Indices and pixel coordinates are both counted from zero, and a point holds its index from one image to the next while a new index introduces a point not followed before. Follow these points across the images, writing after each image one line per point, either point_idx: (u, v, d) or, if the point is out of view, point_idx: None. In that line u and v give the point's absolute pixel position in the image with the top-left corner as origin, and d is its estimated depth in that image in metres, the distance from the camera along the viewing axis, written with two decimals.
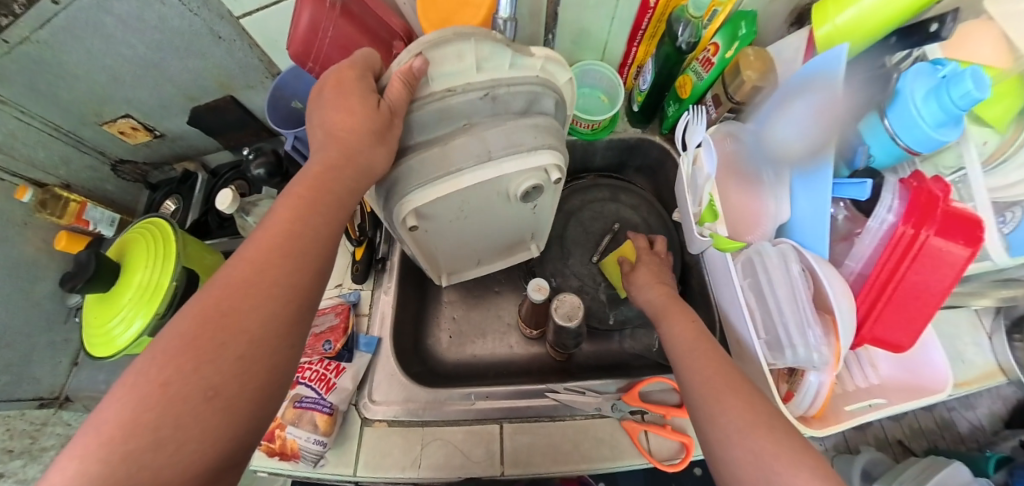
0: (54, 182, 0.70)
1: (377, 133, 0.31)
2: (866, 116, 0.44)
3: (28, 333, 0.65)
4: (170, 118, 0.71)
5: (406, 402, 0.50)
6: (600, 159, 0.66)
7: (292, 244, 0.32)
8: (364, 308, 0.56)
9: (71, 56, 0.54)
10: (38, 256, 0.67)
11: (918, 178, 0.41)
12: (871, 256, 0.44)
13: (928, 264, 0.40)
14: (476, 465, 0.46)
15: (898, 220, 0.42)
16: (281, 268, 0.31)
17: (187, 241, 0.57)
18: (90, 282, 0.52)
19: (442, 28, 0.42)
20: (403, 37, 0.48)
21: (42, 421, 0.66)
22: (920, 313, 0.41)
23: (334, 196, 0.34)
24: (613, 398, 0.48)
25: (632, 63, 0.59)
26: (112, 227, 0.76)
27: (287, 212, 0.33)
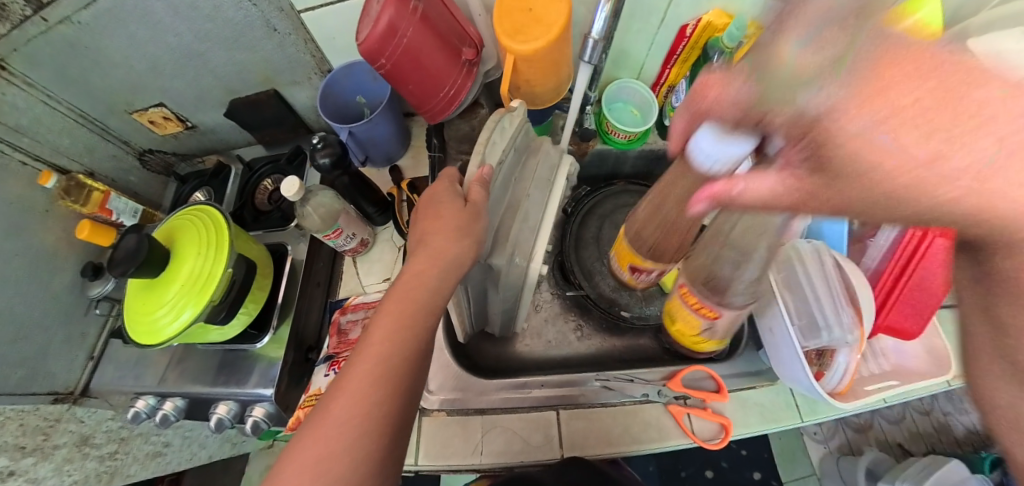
0: (77, 169, 0.67)
1: (467, 230, 0.33)
2: None
3: (46, 325, 0.63)
4: (204, 110, 0.70)
5: (461, 392, 0.51)
6: (630, 168, 0.72)
7: (381, 367, 0.33)
8: None
9: (109, 40, 0.53)
10: (59, 246, 0.65)
11: (923, 189, 0.48)
12: (886, 253, 0.50)
13: (928, 260, 0.48)
14: (537, 450, 0.47)
15: (904, 223, 0.50)
16: (371, 396, 0.32)
17: (234, 232, 0.56)
18: (140, 269, 0.51)
19: (514, 37, 0.45)
20: (473, 44, 0.51)
21: (55, 418, 0.63)
22: (928, 304, 0.48)
23: (427, 301, 0.35)
24: (658, 384, 0.49)
25: (664, 83, 0.64)
26: (134, 218, 0.73)
27: (383, 326, 0.34)
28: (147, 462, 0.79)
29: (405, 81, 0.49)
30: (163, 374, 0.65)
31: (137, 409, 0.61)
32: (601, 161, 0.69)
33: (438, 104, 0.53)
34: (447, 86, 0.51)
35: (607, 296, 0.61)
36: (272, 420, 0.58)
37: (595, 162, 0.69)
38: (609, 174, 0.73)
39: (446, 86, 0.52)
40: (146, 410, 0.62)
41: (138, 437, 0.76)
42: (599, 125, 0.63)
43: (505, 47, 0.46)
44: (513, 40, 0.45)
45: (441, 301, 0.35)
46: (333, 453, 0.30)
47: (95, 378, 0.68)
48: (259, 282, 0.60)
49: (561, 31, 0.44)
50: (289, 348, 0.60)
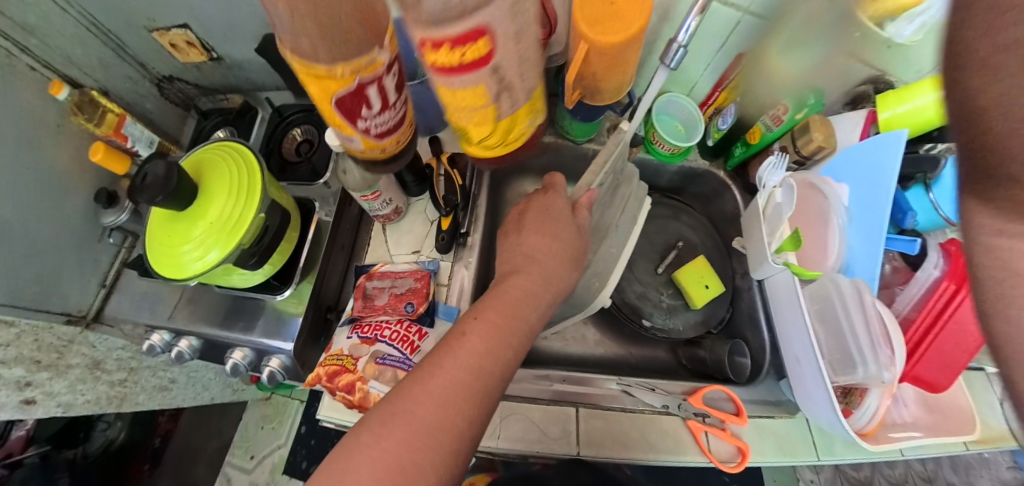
0: (91, 85, 0.63)
1: (573, 258, 0.45)
2: (911, 188, 0.55)
3: (59, 246, 0.61)
4: (234, 43, 0.65)
5: None
6: (665, 181, 0.71)
7: (475, 382, 0.34)
8: (444, 278, 0.60)
9: None
10: (71, 166, 0.62)
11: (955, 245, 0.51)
12: (918, 301, 0.52)
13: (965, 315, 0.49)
14: (554, 442, 0.48)
15: (943, 275, 0.51)
16: (463, 408, 0.33)
17: (269, 180, 0.56)
18: (168, 198, 0.49)
19: (592, 26, 0.42)
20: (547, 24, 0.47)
21: (68, 339, 0.63)
22: (956, 358, 0.49)
23: (526, 320, 0.40)
24: (678, 398, 0.51)
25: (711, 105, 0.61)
26: (149, 149, 0.69)
27: (477, 340, 0.36)
28: (154, 394, 0.82)
29: None
30: (173, 310, 0.64)
31: (152, 342, 0.62)
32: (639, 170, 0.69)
33: None
34: None
35: (631, 303, 0.63)
36: (287, 373, 0.61)
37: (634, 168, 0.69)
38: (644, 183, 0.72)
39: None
40: (162, 345, 0.62)
41: (146, 369, 0.77)
42: (645, 134, 0.61)
43: (580, 36, 0.43)
44: (591, 29, 0.42)
45: (530, 315, 0.40)
46: (418, 459, 0.30)
47: (108, 305, 0.68)
48: (286, 235, 0.60)
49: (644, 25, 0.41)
50: (309, 306, 0.61)
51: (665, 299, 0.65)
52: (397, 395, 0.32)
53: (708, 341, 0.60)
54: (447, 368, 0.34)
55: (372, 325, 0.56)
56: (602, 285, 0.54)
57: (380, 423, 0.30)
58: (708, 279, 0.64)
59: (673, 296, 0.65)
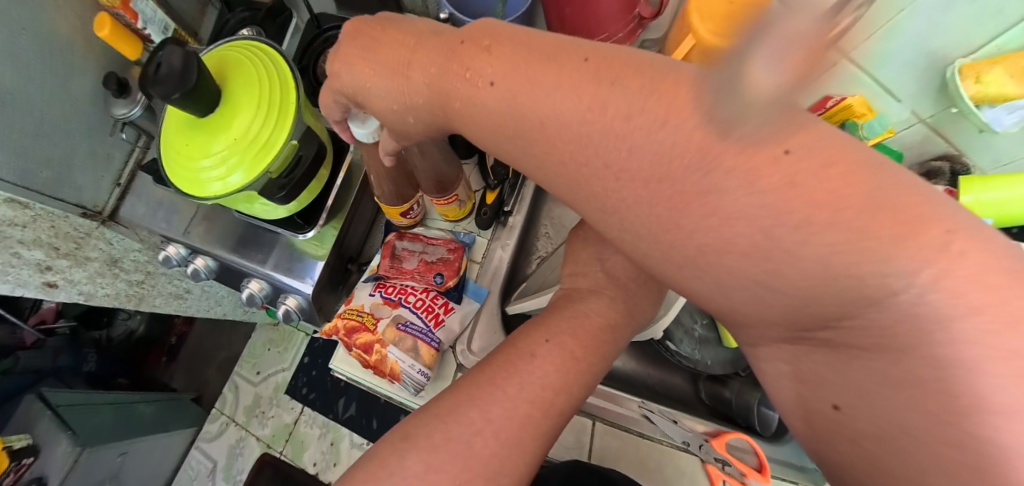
0: None
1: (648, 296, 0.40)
2: None
3: (69, 132, 0.56)
4: None
5: None
6: None
7: (542, 413, 0.31)
8: (477, 256, 0.57)
9: None
10: (73, 38, 0.55)
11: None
12: None
13: None
14: (570, 448, 0.54)
15: None
16: (524, 436, 0.30)
17: (304, 102, 0.49)
18: (187, 101, 0.42)
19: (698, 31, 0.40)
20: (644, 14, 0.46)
21: (85, 232, 0.61)
22: None
23: (601, 353, 0.35)
24: (701, 439, 0.50)
25: None
26: (162, 35, 0.60)
27: (552, 369, 0.32)
28: (171, 300, 0.83)
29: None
30: (189, 225, 0.61)
31: (168, 254, 0.61)
32: None
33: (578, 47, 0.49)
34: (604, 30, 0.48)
35: None
36: (302, 314, 0.60)
37: None
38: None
39: (601, 33, 0.49)
40: (178, 259, 0.61)
41: (162, 275, 0.77)
42: None
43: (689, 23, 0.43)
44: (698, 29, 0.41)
45: (602, 348, 0.36)
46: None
47: (124, 206, 0.64)
48: (317, 170, 0.54)
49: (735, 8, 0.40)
50: (331, 252, 0.59)
51: (699, 330, 0.58)
52: (446, 410, 0.30)
53: (736, 384, 0.57)
54: (511, 401, 0.30)
55: (396, 287, 0.53)
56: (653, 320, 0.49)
57: (429, 451, 0.28)
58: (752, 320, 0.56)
59: (708, 328, 0.58)
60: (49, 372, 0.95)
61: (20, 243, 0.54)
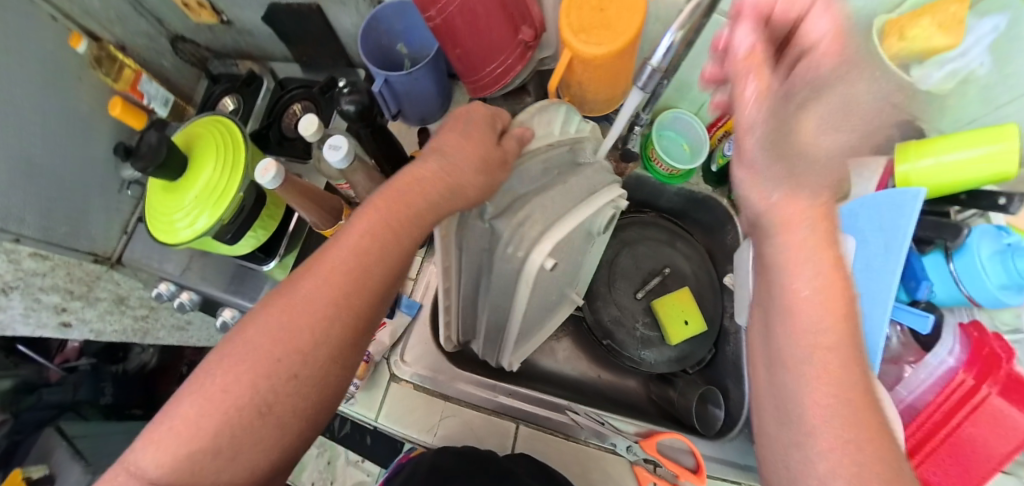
0: (108, 39, 0.66)
1: (488, 167, 0.37)
2: (932, 253, 0.51)
3: (87, 190, 0.69)
4: (244, 5, 0.63)
5: (433, 372, 0.60)
6: (666, 202, 0.70)
7: (360, 263, 0.33)
8: (412, 273, 0.64)
9: None
10: (93, 116, 0.68)
11: (977, 328, 0.48)
12: (924, 393, 0.50)
13: (985, 421, 0.45)
14: (489, 438, 0.57)
15: (958, 365, 0.48)
16: (343, 285, 0.32)
17: (254, 155, 0.61)
18: (159, 169, 0.54)
19: (577, 35, 0.44)
20: (533, 25, 0.50)
21: (94, 276, 0.71)
22: (968, 470, 0.46)
23: (422, 209, 0.35)
24: (628, 440, 0.54)
25: (722, 127, 0.58)
26: (166, 107, 0.72)
27: (366, 219, 0.34)
28: (174, 331, 0.94)
29: (454, 44, 0.49)
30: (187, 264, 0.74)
31: (160, 291, 0.70)
32: (641, 185, 0.68)
33: (482, 74, 0.54)
34: (491, 64, 0.52)
35: (605, 324, 0.67)
36: None
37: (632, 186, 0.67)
38: (647, 197, 0.70)
39: (493, 62, 0.52)
40: (168, 294, 0.71)
41: (165, 309, 0.88)
42: (647, 150, 0.60)
43: (567, 43, 0.44)
44: (575, 39, 0.44)
45: (435, 215, 0.35)
46: None
47: (129, 249, 0.76)
48: (271, 210, 0.64)
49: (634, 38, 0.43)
50: None
51: (638, 331, 0.67)
52: (280, 324, 0.31)
53: (682, 383, 0.63)
54: (328, 256, 0.33)
55: None
56: (531, 238, 0.39)
57: (278, 314, 0.31)
58: (689, 314, 0.66)
59: (649, 324, 0.68)
60: (69, 406, 0.99)
61: (41, 289, 0.61)
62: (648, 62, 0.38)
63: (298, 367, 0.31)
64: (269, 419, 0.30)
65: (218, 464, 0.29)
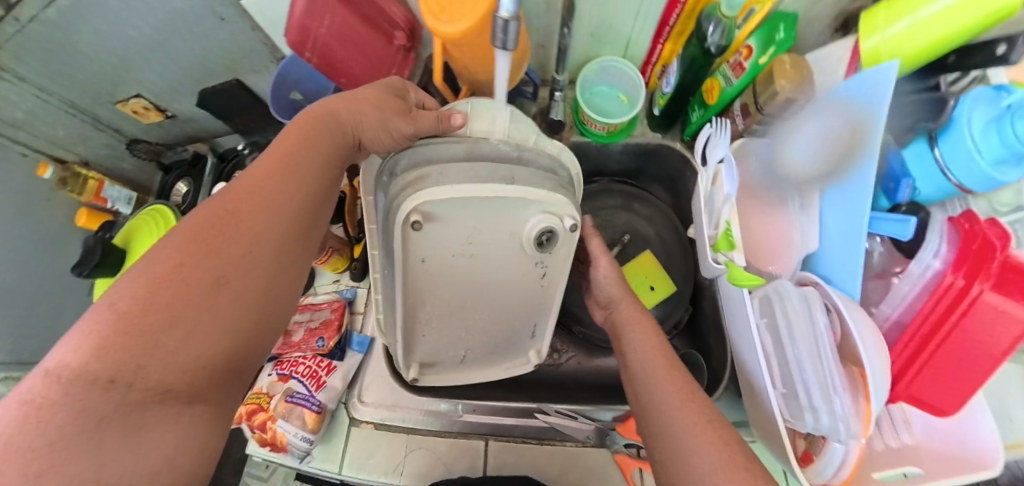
0: (73, 159, 0.73)
1: (383, 110, 0.38)
2: (913, 143, 0.40)
3: None
4: (182, 100, 0.71)
5: (393, 406, 0.57)
6: (615, 162, 0.65)
7: (272, 196, 0.33)
8: (359, 307, 0.61)
9: (79, 37, 0.53)
10: None
11: (969, 219, 0.34)
12: (912, 306, 0.37)
13: (982, 322, 0.32)
14: (457, 462, 0.56)
15: (946, 267, 0.34)
16: (259, 218, 0.32)
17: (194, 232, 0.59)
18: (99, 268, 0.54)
19: (441, 17, 0.38)
20: (403, 28, 0.46)
21: None
22: (970, 381, 0.33)
23: (322, 142, 0.36)
24: (605, 428, 0.56)
25: (657, 62, 0.54)
26: (128, 205, 0.81)
27: (273, 155, 0.34)
28: None
29: (336, 74, 0.47)
30: None
31: None
32: (582, 154, 0.62)
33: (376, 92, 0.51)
34: (379, 75, 0.49)
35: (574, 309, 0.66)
36: None
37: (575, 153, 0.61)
38: (594, 167, 0.66)
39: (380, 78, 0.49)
40: None
41: None
42: (578, 114, 0.54)
43: (431, 30, 0.38)
44: (438, 21, 0.37)
45: (337, 151, 0.37)
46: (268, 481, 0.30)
47: None
48: None
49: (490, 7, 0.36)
50: None
51: None
52: (231, 207, 0.31)
53: None
54: (240, 189, 0.33)
55: (289, 361, 0.56)
56: (408, 191, 0.36)
57: (188, 236, 0.29)
58: (655, 281, 0.65)
59: None
60: None
61: None
62: (497, 14, 0.30)
63: (211, 286, 0.29)
64: (228, 291, 0.29)
65: (159, 359, 0.25)
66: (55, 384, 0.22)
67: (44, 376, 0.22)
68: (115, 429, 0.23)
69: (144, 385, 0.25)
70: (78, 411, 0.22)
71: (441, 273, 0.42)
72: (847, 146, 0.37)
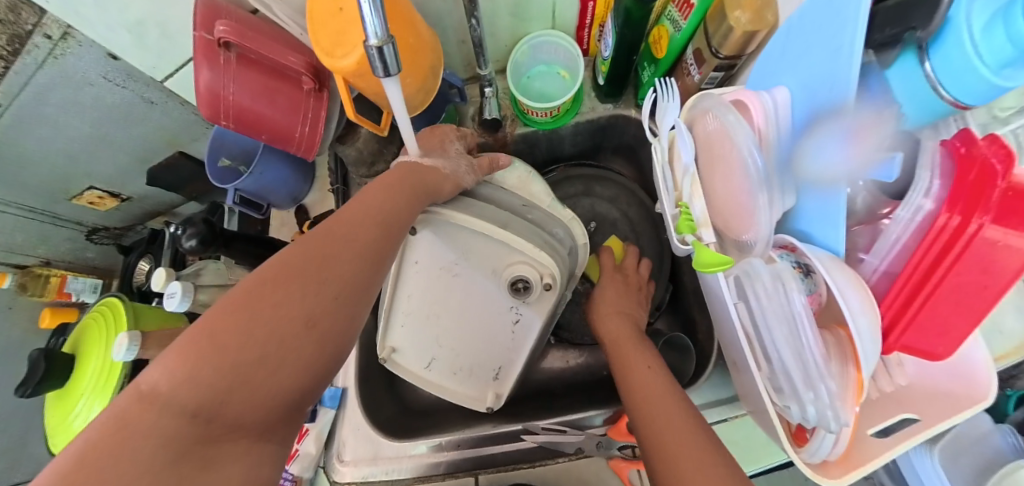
0: (35, 261, 0.73)
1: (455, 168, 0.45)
2: (898, 56, 0.29)
3: None
4: (133, 183, 0.71)
5: (375, 459, 0.51)
6: (570, 145, 0.62)
7: (361, 231, 0.35)
8: None
9: (25, 144, 0.56)
10: None
11: (967, 140, 0.26)
12: (899, 253, 0.31)
13: (979, 263, 0.26)
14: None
15: (938, 206, 0.27)
16: (344, 249, 0.33)
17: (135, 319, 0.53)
18: (43, 382, 0.52)
19: (335, 53, 0.36)
20: (308, 72, 0.43)
21: None
22: (968, 320, 0.29)
23: (410, 188, 0.40)
24: (597, 436, 0.50)
25: (592, 23, 0.48)
26: (95, 293, 0.80)
27: (376, 188, 0.38)
28: None
29: (256, 132, 0.45)
30: None
31: None
32: (531, 145, 0.60)
33: (302, 142, 0.48)
34: (298, 123, 0.46)
35: None
36: None
37: (524, 146, 0.59)
38: (547, 155, 0.64)
39: (298, 125, 0.46)
40: None
41: None
42: (518, 105, 0.51)
43: (330, 69, 0.37)
44: (334, 59, 0.36)
45: (420, 196, 0.41)
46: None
47: None
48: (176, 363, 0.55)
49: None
50: None
51: None
52: (312, 256, 0.31)
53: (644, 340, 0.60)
54: (348, 214, 0.35)
55: None
56: (430, 215, 0.45)
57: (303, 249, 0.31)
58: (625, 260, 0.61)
59: None
60: None
61: None
62: (367, 43, 0.25)
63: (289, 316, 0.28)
64: (314, 334, 0.29)
65: (242, 395, 0.26)
66: (152, 408, 0.23)
67: (137, 396, 0.23)
68: (190, 466, 0.23)
69: (221, 422, 0.25)
70: (161, 437, 0.22)
71: (445, 292, 0.50)
72: (841, 160, 0.32)
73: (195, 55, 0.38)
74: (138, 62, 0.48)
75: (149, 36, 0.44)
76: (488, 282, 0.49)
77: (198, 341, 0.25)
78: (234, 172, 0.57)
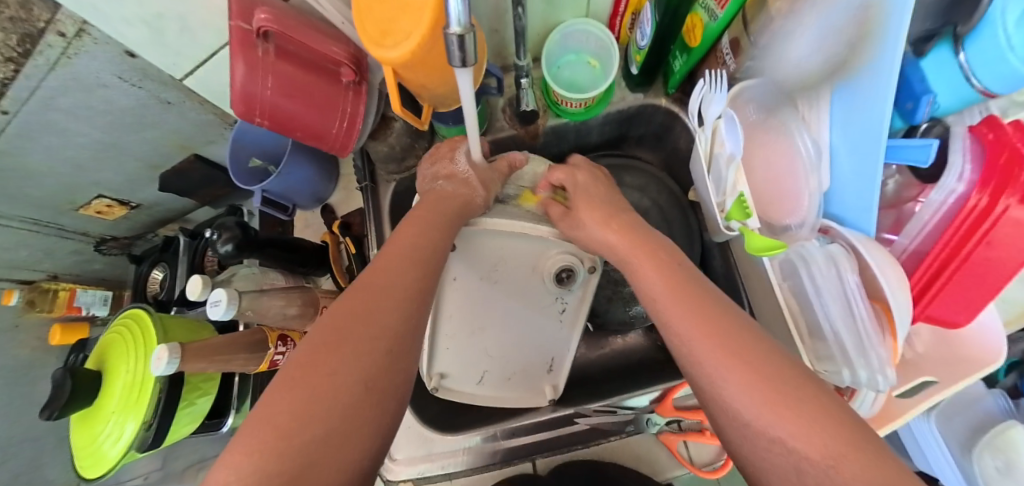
0: (41, 276, 0.70)
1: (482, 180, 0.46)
2: (933, 51, 0.36)
3: None
4: (143, 190, 0.68)
5: (428, 457, 0.50)
6: (598, 135, 0.63)
7: (403, 268, 0.36)
8: None
9: (32, 153, 0.53)
10: None
11: (992, 126, 0.34)
12: (931, 230, 0.38)
13: (1006, 237, 0.33)
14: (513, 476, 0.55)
15: (969, 189, 0.34)
16: (392, 293, 0.34)
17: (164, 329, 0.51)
18: (68, 405, 0.49)
19: (383, 43, 0.35)
20: (349, 63, 0.41)
21: None
22: (985, 290, 0.36)
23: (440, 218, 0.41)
24: (647, 412, 0.53)
25: (625, 11, 0.49)
26: (105, 306, 0.77)
27: (409, 228, 0.39)
28: None
29: (289, 129, 0.44)
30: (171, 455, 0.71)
31: None
32: (559, 136, 0.60)
33: (338, 138, 0.47)
34: (334, 120, 0.45)
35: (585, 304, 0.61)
36: None
37: (554, 137, 0.59)
38: (575, 146, 0.64)
39: (335, 121, 0.45)
40: None
41: None
42: (551, 95, 0.51)
43: (378, 59, 0.35)
44: (382, 49, 0.35)
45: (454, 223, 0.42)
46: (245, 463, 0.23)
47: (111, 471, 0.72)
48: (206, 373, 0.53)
49: (433, 21, 0.32)
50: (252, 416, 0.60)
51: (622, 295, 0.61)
52: (360, 310, 0.32)
53: None
54: (387, 257, 0.36)
55: None
56: (471, 227, 0.45)
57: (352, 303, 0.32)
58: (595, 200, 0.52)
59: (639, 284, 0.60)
60: None
61: None
62: (447, 30, 0.24)
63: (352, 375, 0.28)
64: (372, 397, 0.29)
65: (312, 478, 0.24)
66: None
67: None
68: None
69: None
70: None
71: (487, 301, 0.49)
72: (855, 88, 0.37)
73: (231, 47, 0.36)
74: (158, 60, 0.46)
75: (170, 32, 0.43)
76: (531, 280, 0.49)
77: (264, 433, 0.24)
78: (260, 174, 0.56)
